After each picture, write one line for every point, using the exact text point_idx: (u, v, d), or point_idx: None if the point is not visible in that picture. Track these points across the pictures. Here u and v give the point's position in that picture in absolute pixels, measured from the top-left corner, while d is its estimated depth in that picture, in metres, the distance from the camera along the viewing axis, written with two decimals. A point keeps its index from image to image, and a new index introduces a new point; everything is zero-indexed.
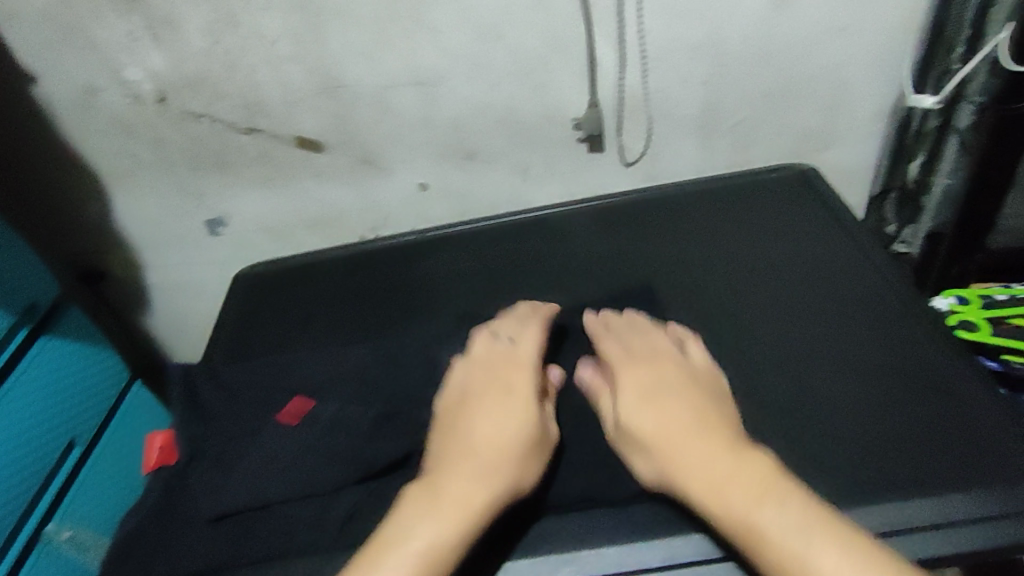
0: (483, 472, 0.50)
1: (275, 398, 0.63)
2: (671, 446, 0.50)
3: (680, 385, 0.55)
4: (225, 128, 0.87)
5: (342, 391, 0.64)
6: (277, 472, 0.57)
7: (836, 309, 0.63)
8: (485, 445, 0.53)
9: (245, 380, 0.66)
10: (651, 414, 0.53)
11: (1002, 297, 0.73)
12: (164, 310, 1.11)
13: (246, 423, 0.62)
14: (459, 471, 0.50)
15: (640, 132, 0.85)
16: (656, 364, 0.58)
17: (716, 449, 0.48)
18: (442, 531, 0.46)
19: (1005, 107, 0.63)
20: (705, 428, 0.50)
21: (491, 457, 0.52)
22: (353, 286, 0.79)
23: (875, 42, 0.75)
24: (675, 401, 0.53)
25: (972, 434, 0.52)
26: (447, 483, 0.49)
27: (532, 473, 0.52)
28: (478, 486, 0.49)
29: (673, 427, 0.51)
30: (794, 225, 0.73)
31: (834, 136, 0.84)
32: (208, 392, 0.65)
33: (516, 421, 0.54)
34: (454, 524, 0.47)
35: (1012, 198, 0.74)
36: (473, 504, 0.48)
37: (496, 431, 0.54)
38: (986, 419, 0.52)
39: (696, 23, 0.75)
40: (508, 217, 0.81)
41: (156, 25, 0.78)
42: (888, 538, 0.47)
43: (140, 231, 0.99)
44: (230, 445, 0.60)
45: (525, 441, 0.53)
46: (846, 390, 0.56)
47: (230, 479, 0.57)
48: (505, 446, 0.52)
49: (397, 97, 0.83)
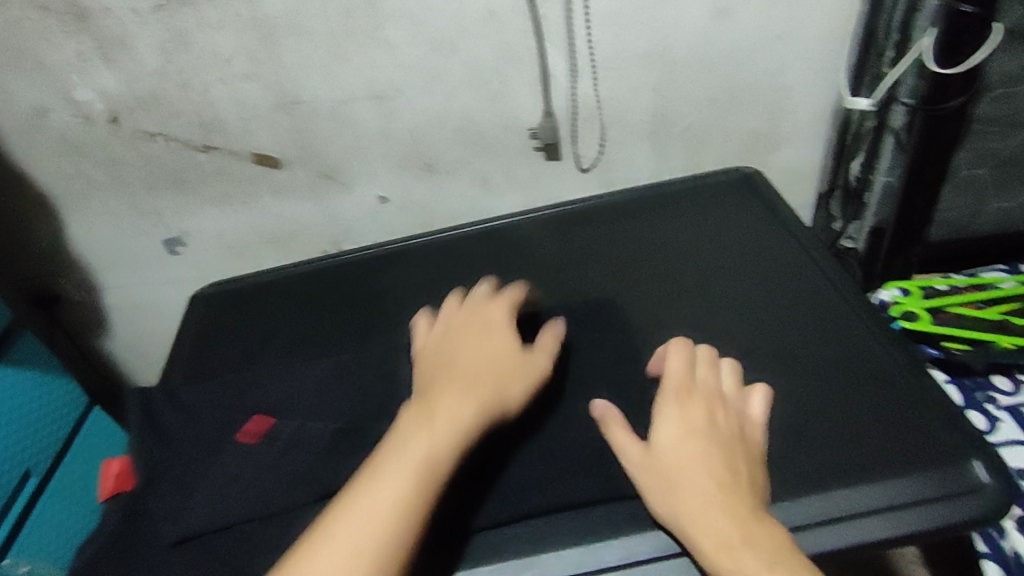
0: (473, 387, 0.51)
1: (233, 417, 0.61)
2: (701, 495, 0.44)
3: (730, 427, 0.48)
4: (181, 146, 0.86)
5: (300, 407, 0.62)
6: (238, 494, 0.55)
7: (781, 304, 0.65)
8: (473, 361, 0.53)
9: (200, 400, 0.64)
10: (691, 449, 0.46)
11: (943, 287, 0.78)
12: (122, 332, 1.08)
13: (205, 444, 0.59)
14: (450, 388, 0.50)
15: (593, 138, 0.87)
16: (716, 398, 0.50)
17: (742, 512, 0.43)
18: (433, 449, 0.46)
19: (933, 107, 0.67)
20: (737, 478, 0.45)
21: (481, 373, 0.52)
22: (310, 301, 0.78)
23: (813, 49, 0.79)
24: (716, 445, 0.46)
25: (910, 421, 0.54)
26: (438, 398, 0.49)
27: (515, 394, 0.53)
28: (468, 401, 0.49)
29: (712, 472, 0.45)
30: (737, 226, 0.75)
31: (780, 137, 0.87)
32: (163, 415, 0.62)
33: (502, 344, 0.56)
34: (451, 432, 0.47)
35: (946, 190, 0.76)
36: (465, 418, 0.48)
37: (484, 351, 0.55)
38: (918, 406, 0.55)
39: (642, 33, 0.77)
40: (461, 228, 0.82)
41: (107, 46, 0.77)
42: (836, 523, 0.49)
43: (96, 252, 0.97)
44: (190, 467, 0.57)
45: (509, 359, 0.55)
46: (794, 385, 0.58)
47: (193, 502, 0.55)
48: (491, 361, 0.54)
49: (352, 111, 0.84)
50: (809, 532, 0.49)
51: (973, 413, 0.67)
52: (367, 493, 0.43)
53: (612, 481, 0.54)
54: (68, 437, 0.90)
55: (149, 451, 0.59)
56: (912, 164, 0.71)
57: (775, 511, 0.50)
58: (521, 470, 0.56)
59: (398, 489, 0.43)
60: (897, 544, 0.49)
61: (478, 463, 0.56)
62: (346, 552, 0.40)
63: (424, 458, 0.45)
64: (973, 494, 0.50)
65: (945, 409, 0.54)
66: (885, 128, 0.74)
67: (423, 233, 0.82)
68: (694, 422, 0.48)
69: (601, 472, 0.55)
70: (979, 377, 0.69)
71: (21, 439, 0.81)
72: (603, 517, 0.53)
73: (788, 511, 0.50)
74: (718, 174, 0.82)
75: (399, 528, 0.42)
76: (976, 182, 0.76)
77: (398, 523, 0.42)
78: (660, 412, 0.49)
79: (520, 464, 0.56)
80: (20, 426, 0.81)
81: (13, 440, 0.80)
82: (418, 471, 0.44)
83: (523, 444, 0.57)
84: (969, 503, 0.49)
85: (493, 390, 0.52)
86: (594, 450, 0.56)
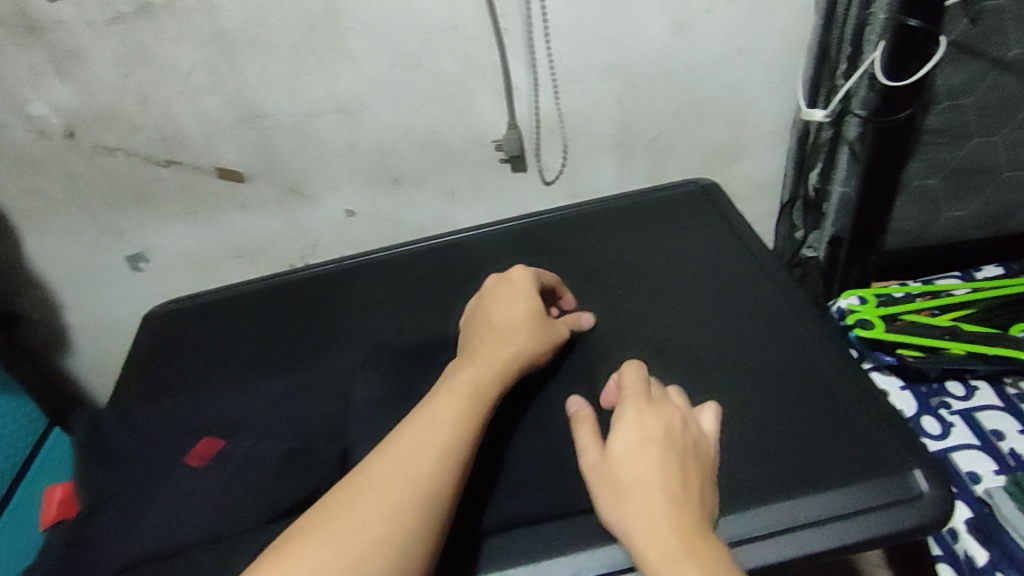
0: (503, 345, 0.58)
1: (184, 439, 0.60)
2: (650, 501, 0.44)
3: (686, 440, 0.49)
4: (142, 161, 0.85)
5: (252, 427, 0.61)
6: (188, 516, 0.52)
7: (738, 315, 0.66)
8: (506, 324, 0.60)
9: (154, 423, 0.63)
10: (645, 456, 0.47)
11: (899, 295, 0.78)
12: (83, 351, 1.06)
13: (154, 469, 0.57)
14: (485, 347, 0.58)
15: (558, 151, 0.87)
16: (676, 412, 0.51)
17: (687, 522, 0.43)
18: (475, 387, 0.53)
19: (883, 118, 0.69)
20: (686, 489, 0.45)
21: (510, 331, 0.59)
22: (269, 318, 0.77)
23: (770, 62, 0.80)
24: (670, 454, 0.47)
25: (856, 430, 0.54)
26: (475, 356, 0.57)
27: (542, 349, 0.60)
28: (498, 356, 0.57)
29: (665, 481, 0.45)
30: (695, 239, 0.76)
31: (742, 148, 0.88)
32: (115, 438, 0.61)
33: (527, 304, 0.62)
34: (484, 378, 0.54)
35: (901, 201, 0.78)
36: (496, 370, 0.55)
37: (511, 313, 0.61)
38: (863, 416, 0.55)
39: (604, 47, 0.78)
40: (423, 242, 0.82)
41: (62, 60, 0.76)
42: (785, 534, 0.49)
43: (55, 269, 0.95)
44: (139, 492, 0.55)
45: (536, 323, 0.61)
46: (749, 397, 0.58)
47: (137, 529, 0.52)
48: (520, 323, 0.60)
49: (317, 125, 0.83)
50: (753, 544, 0.49)
51: (927, 418, 0.71)
52: (425, 419, 0.50)
53: (566, 498, 0.54)
54: (25, 462, 0.87)
55: (94, 476, 0.58)
56: (867, 174, 0.73)
57: (719, 525, 0.50)
58: (475, 488, 0.55)
59: (451, 414, 0.50)
60: (844, 553, 0.49)
61: None
62: (413, 462, 0.47)
63: (470, 393, 0.53)
64: (915, 501, 0.50)
65: (893, 418, 0.55)
66: (841, 138, 0.76)
67: (383, 247, 0.81)
68: (652, 431, 0.48)
69: (555, 488, 0.54)
70: (934, 384, 0.73)
71: None
72: (556, 534, 0.52)
73: (732, 524, 0.50)
74: (675, 187, 0.83)
75: (456, 442, 0.49)
76: (928, 192, 0.78)
77: (456, 438, 0.49)
78: (620, 420, 0.50)
79: (474, 480, 0.55)
80: None
81: None
82: (466, 402, 0.52)
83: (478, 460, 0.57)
84: (911, 512, 0.50)
85: (522, 343, 0.59)
86: (550, 465, 0.56)
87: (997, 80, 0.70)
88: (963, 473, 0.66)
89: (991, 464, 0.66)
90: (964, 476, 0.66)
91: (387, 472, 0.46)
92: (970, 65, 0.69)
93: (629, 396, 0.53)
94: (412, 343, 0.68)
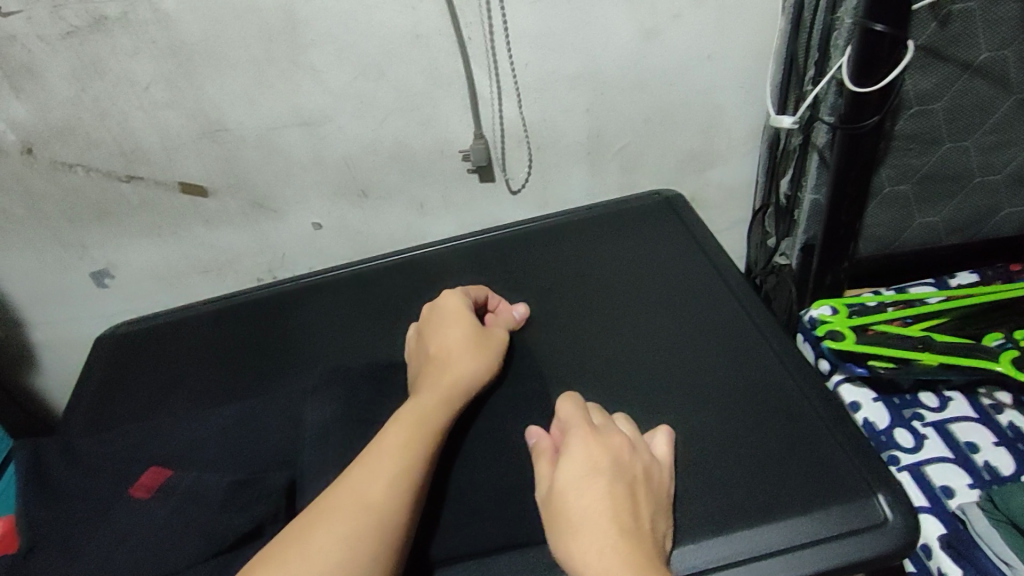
0: (444, 370, 0.58)
1: (129, 467, 0.58)
2: (595, 532, 0.44)
3: (634, 468, 0.49)
4: (102, 177, 0.83)
5: (200, 460, 0.59)
6: (123, 556, 0.49)
7: (703, 331, 0.65)
8: (444, 349, 0.60)
9: (101, 452, 0.60)
10: (591, 486, 0.47)
11: (871, 304, 0.78)
12: (49, 369, 1.03)
13: (95, 501, 0.54)
14: (426, 377, 0.58)
15: (526, 160, 0.86)
16: (623, 439, 0.51)
17: (633, 549, 0.43)
18: (421, 414, 0.53)
19: (852, 125, 0.67)
20: (634, 518, 0.45)
21: (449, 356, 0.60)
22: (225, 341, 0.75)
23: (739, 68, 0.79)
24: (617, 483, 0.47)
25: (817, 452, 0.54)
26: (420, 386, 0.57)
27: (484, 365, 0.60)
28: (442, 381, 0.57)
29: (612, 513, 0.45)
30: (658, 252, 0.75)
31: (714, 155, 0.87)
32: (54, 462, 0.58)
33: (461, 326, 0.62)
34: (431, 402, 0.55)
35: (871, 208, 0.77)
36: (443, 394, 0.56)
37: (447, 340, 0.61)
38: (825, 436, 0.55)
39: (571, 55, 0.76)
40: (382, 259, 0.80)
41: (15, 75, 0.73)
42: (748, 564, 0.48)
43: (17, 288, 0.93)
44: (75, 530, 0.52)
45: (472, 340, 0.61)
46: (711, 417, 0.57)
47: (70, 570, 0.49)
48: (457, 344, 0.61)
49: (281, 138, 0.82)
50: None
51: (900, 430, 0.70)
52: (373, 449, 0.49)
53: (523, 525, 0.52)
54: None
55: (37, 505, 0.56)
56: (835, 182, 0.72)
57: (674, 556, 0.49)
58: (429, 516, 0.54)
59: (399, 440, 0.50)
60: None
61: None
62: (362, 491, 0.46)
63: (416, 420, 0.52)
64: (878, 527, 0.50)
65: (855, 439, 0.54)
66: (810, 145, 0.74)
67: (341, 264, 0.79)
68: (599, 461, 0.49)
69: (512, 515, 0.53)
70: (906, 395, 0.73)
71: None
72: (510, 565, 0.51)
73: (689, 556, 0.49)
74: (640, 198, 0.82)
75: (406, 468, 0.48)
76: (900, 198, 0.77)
77: (406, 465, 0.48)
78: (569, 449, 0.51)
79: (428, 509, 0.54)
80: None
81: None
82: (412, 429, 0.51)
83: (434, 487, 0.55)
84: (873, 539, 0.49)
85: (462, 366, 0.59)
86: (507, 491, 0.54)
87: (965, 85, 0.69)
88: (936, 487, 0.65)
89: (964, 478, 0.66)
90: (938, 490, 0.65)
91: (337, 501, 0.45)
92: (940, 68, 0.67)
93: (578, 424, 0.53)
94: (374, 364, 0.67)
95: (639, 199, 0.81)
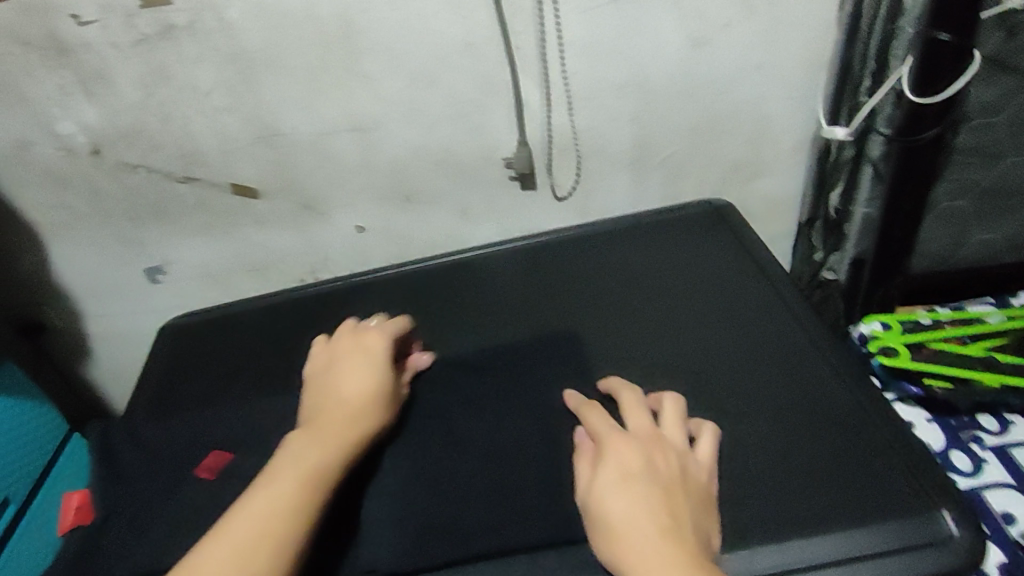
0: (350, 419, 0.57)
1: (192, 453, 0.63)
2: (635, 539, 0.44)
3: (669, 470, 0.48)
4: (162, 178, 0.87)
5: (256, 447, 0.61)
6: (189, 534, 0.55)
7: (754, 341, 0.63)
8: (352, 395, 0.59)
9: (163, 437, 0.66)
10: (627, 492, 0.46)
11: (926, 321, 0.77)
12: (105, 362, 1.08)
13: (162, 484, 0.60)
14: (331, 422, 0.56)
15: (569, 168, 0.86)
16: (654, 441, 0.51)
17: (677, 553, 0.42)
18: (318, 469, 0.52)
19: (907, 137, 0.67)
20: (675, 521, 0.45)
21: (353, 405, 0.58)
22: (275, 334, 0.77)
23: (791, 79, 0.78)
24: (652, 487, 0.47)
25: (874, 464, 0.52)
26: (322, 428, 0.55)
27: (387, 423, 0.60)
28: (345, 432, 0.56)
29: (649, 511, 0.45)
30: (708, 260, 0.74)
31: (762, 166, 0.86)
32: (127, 453, 0.64)
33: (378, 377, 0.61)
34: (330, 452, 0.53)
35: (928, 222, 0.75)
36: (344, 447, 0.55)
37: (356, 386, 0.60)
38: (883, 448, 0.53)
39: (619, 65, 0.77)
40: (431, 261, 0.81)
41: (88, 80, 0.78)
42: (799, 574, 0.47)
43: (79, 283, 0.98)
44: (142, 509, 0.59)
45: (380, 391, 0.60)
46: (761, 426, 0.56)
47: (139, 545, 0.56)
48: (368, 394, 0.59)
49: (331, 143, 0.84)
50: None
51: (957, 453, 0.67)
52: (261, 502, 0.48)
53: (570, 524, 0.52)
54: (47, 467, 0.88)
55: (108, 488, 0.61)
56: (889, 195, 0.71)
57: (725, 562, 0.48)
58: (474, 512, 0.55)
59: (292, 495, 0.49)
60: None
61: (429, 507, 0.55)
62: (244, 552, 0.45)
63: (313, 472, 0.51)
64: (941, 543, 0.48)
65: (914, 453, 0.52)
66: (864, 157, 0.73)
67: (390, 265, 0.81)
68: (631, 465, 0.48)
69: (559, 515, 0.53)
70: (964, 417, 0.70)
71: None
72: (557, 564, 0.51)
73: (741, 562, 0.48)
74: (692, 206, 0.81)
75: (290, 531, 0.47)
76: (959, 213, 0.75)
77: (291, 527, 0.47)
78: (603, 455, 0.50)
79: (475, 504, 0.55)
80: None
81: None
82: (308, 485, 0.50)
83: (480, 483, 0.56)
84: (935, 556, 0.47)
85: (370, 422, 0.58)
86: (552, 491, 0.54)
87: None
88: (996, 514, 0.63)
89: None
90: (998, 517, 0.62)
91: (218, 564, 0.45)
92: (1005, 80, 0.66)
93: (606, 431, 0.53)
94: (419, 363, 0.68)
95: (688, 206, 0.80)
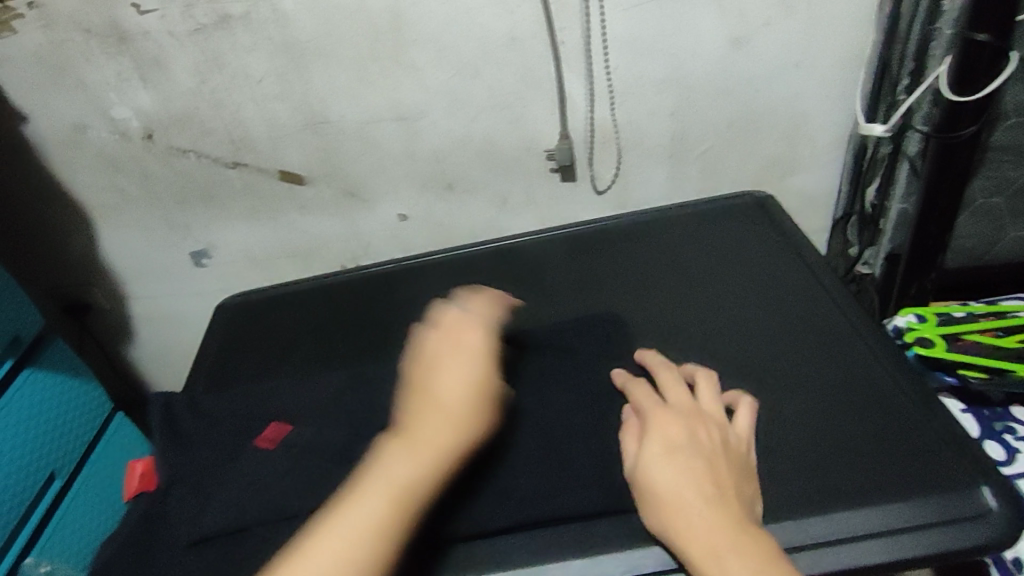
0: (449, 429, 0.47)
1: (251, 425, 0.65)
2: (679, 507, 0.47)
3: (710, 441, 0.50)
4: (211, 162, 0.90)
5: (313, 418, 0.64)
6: (253, 497, 0.57)
7: (795, 326, 0.66)
8: (451, 397, 0.49)
9: (224, 407, 0.69)
10: (672, 463, 0.49)
11: (959, 314, 0.77)
12: (146, 342, 1.11)
13: (225, 450, 0.63)
14: (426, 427, 0.47)
15: (608, 161, 0.88)
16: (695, 414, 0.53)
17: (725, 521, 0.45)
18: (410, 493, 0.44)
19: (946, 133, 0.68)
20: (720, 489, 0.47)
21: (452, 411, 0.48)
22: (330, 315, 0.81)
23: (829, 76, 0.80)
24: (696, 457, 0.49)
25: (914, 444, 0.54)
26: (418, 437, 0.46)
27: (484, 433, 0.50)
28: (445, 445, 0.46)
29: (691, 479, 0.47)
30: (751, 249, 0.76)
31: (797, 162, 0.88)
32: (186, 422, 0.67)
33: (479, 378, 0.51)
34: (422, 473, 0.44)
35: (963, 218, 0.77)
36: (442, 465, 0.45)
37: (455, 384, 0.49)
38: (922, 429, 0.55)
39: (660, 61, 0.79)
40: (477, 246, 0.84)
41: (145, 67, 0.81)
42: (839, 544, 0.49)
43: (126, 264, 1.01)
44: (208, 473, 0.62)
45: (480, 394, 0.50)
46: (801, 406, 0.58)
47: (209, 507, 0.58)
48: (471, 396, 0.49)
49: (376, 131, 0.86)
50: (800, 555, 0.50)
51: (990, 443, 0.68)
52: (345, 527, 0.42)
53: (620, 494, 0.55)
54: (92, 443, 0.92)
55: (171, 455, 0.64)
56: (926, 190, 0.73)
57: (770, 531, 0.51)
58: (528, 483, 0.57)
59: (375, 523, 0.42)
60: (908, 567, 0.49)
61: (484, 476, 0.58)
62: None
63: (401, 496, 0.43)
64: (980, 517, 0.50)
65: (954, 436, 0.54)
66: (901, 154, 0.77)
67: (439, 249, 0.84)
68: (675, 438, 0.50)
69: (609, 486, 0.55)
70: (997, 408, 0.72)
71: (48, 442, 0.83)
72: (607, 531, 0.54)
73: (785, 532, 0.50)
74: (734, 197, 0.83)
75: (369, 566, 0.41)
76: (994, 210, 0.77)
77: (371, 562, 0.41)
78: (647, 430, 0.53)
79: (529, 476, 0.58)
80: (48, 429, 0.83)
81: (43, 440, 0.82)
82: (395, 512, 0.43)
83: (533, 455, 0.59)
84: (973, 529, 0.49)
85: (469, 431, 0.48)
86: (601, 464, 0.57)
87: None
88: None
89: None
90: None
91: None
92: None
93: (650, 407, 0.55)
94: None
95: (730, 197, 0.82)
